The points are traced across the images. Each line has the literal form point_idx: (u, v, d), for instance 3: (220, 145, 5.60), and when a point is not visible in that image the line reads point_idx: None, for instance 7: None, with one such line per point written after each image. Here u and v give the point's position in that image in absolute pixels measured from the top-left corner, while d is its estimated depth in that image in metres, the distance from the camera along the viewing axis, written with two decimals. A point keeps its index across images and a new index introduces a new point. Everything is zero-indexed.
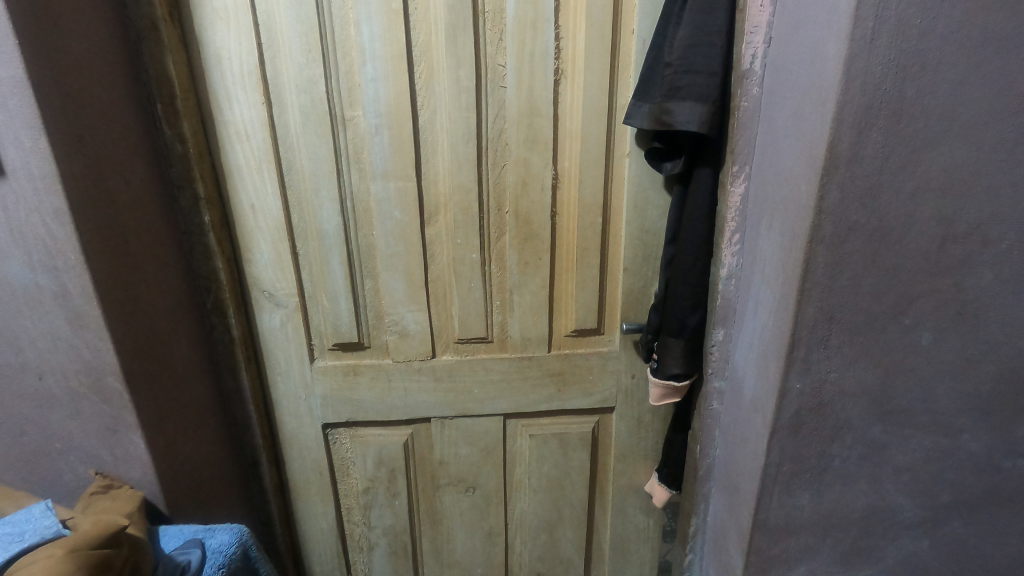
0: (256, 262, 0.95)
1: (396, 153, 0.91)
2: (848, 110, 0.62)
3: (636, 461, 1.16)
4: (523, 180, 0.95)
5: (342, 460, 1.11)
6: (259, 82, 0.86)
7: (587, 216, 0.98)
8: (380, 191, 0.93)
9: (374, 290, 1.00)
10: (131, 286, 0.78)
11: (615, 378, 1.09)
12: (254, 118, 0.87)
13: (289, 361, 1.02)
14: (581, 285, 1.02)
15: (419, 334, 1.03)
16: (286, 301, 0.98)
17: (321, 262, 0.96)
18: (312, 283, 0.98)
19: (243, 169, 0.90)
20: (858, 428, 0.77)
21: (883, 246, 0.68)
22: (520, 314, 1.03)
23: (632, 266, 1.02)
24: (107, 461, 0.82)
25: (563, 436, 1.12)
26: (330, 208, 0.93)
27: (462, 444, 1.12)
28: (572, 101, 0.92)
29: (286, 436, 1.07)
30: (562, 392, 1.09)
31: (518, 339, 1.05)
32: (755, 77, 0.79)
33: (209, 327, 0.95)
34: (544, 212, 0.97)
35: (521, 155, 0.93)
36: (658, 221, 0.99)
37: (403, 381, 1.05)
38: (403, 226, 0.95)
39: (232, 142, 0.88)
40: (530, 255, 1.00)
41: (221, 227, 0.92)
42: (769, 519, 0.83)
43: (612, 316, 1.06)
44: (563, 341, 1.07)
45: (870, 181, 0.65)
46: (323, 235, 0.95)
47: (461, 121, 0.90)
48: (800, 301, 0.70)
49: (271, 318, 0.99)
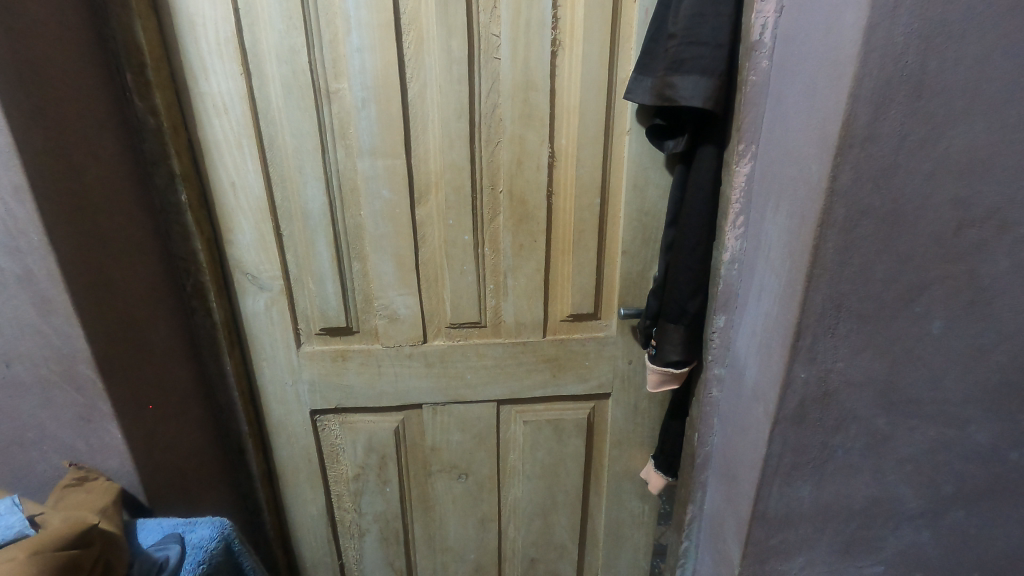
0: (237, 244, 0.90)
1: (384, 128, 0.86)
2: (865, 85, 0.58)
3: (632, 447, 1.14)
4: (517, 158, 0.91)
5: (332, 447, 1.08)
6: (237, 52, 0.81)
7: (585, 196, 0.94)
8: (368, 169, 0.89)
9: (362, 273, 0.96)
10: (101, 267, 0.74)
11: (611, 364, 1.07)
12: (232, 90, 0.82)
13: (275, 346, 0.98)
14: (578, 269, 0.99)
15: (409, 318, 1.00)
16: (269, 284, 0.94)
17: (306, 243, 0.92)
18: (297, 265, 0.94)
19: (221, 144, 0.85)
20: (862, 418, 0.75)
21: (896, 230, 0.64)
22: (514, 298, 1.00)
23: (630, 249, 0.98)
24: (82, 452, 0.78)
25: (557, 422, 1.10)
26: (314, 186, 0.89)
27: (454, 430, 1.09)
28: (570, 74, 0.87)
29: (273, 423, 1.04)
30: (556, 378, 1.07)
31: (513, 324, 1.02)
32: (764, 49, 0.74)
33: (189, 312, 0.91)
34: (540, 192, 0.93)
35: (516, 132, 0.89)
36: (658, 202, 0.95)
37: (393, 367, 1.02)
38: (392, 206, 0.91)
39: (209, 116, 0.83)
40: (524, 237, 0.96)
41: (199, 206, 0.87)
42: (768, 510, 0.81)
43: (609, 301, 1.03)
44: (558, 327, 1.04)
45: (886, 160, 0.61)
46: (308, 215, 0.90)
47: (452, 95, 0.86)
48: (807, 287, 0.67)
49: (254, 302, 0.94)
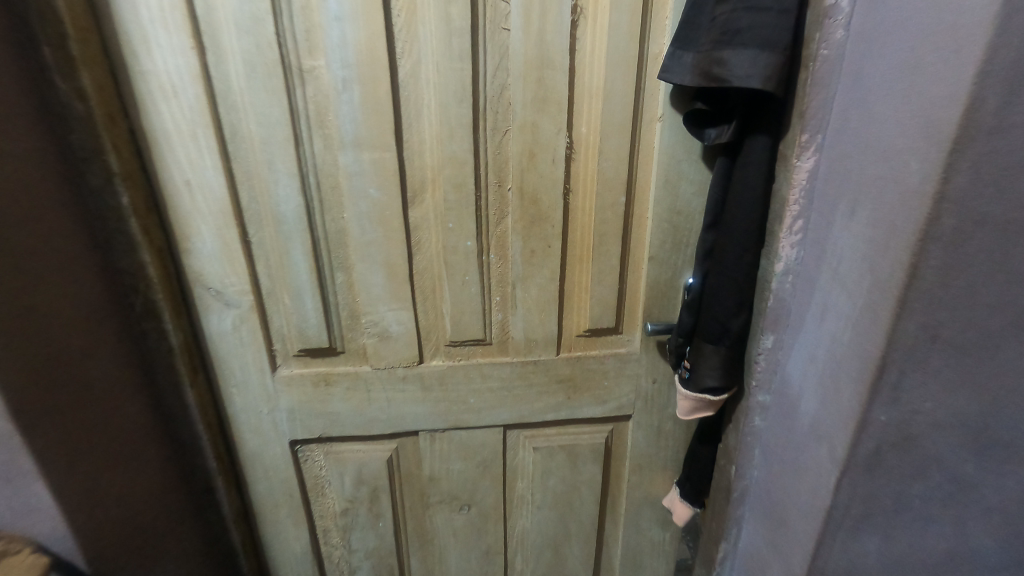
0: (197, 254, 0.76)
1: (370, 114, 0.72)
2: (999, 60, 0.44)
3: (653, 472, 1.02)
4: (529, 150, 0.76)
5: (316, 479, 0.95)
6: (186, 20, 0.65)
7: (608, 194, 0.80)
8: (351, 164, 0.74)
9: (347, 285, 0.82)
10: (11, 295, 0.59)
11: (633, 384, 0.94)
12: (182, 67, 0.67)
13: (246, 371, 0.84)
14: (598, 278, 0.85)
15: (403, 337, 0.86)
16: (238, 300, 0.79)
17: (280, 252, 0.78)
18: (270, 278, 0.80)
19: (172, 135, 0.70)
20: (949, 464, 0.62)
21: (1015, 244, 0.51)
22: (524, 312, 0.87)
23: (658, 255, 0.85)
24: (5, 517, 0.64)
25: (571, 448, 0.98)
26: (288, 185, 0.74)
27: (456, 458, 0.97)
28: (593, 49, 0.73)
29: (247, 456, 0.90)
30: (571, 399, 0.94)
31: (522, 341, 0.89)
32: (841, 15, 0.59)
33: (140, 335, 0.76)
34: (555, 189, 0.79)
35: (528, 119, 0.75)
36: (692, 201, 0.82)
37: (384, 392, 0.89)
38: (381, 207, 0.77)
39: (154, 101, 0.68)
40: (537, 242, 0.82)
41: (147, 211, 0.72)
42: (826, 564, 0.70)
43: (633, 313, 0.90)
44: (574, 343, 0.91)
45: (1013, 156, 0.48)
46: (280, 219, 0.76)
47: (451, 75, 0.71)
48: (899, 315, 0.54)
49: (220, 321, 0.80)
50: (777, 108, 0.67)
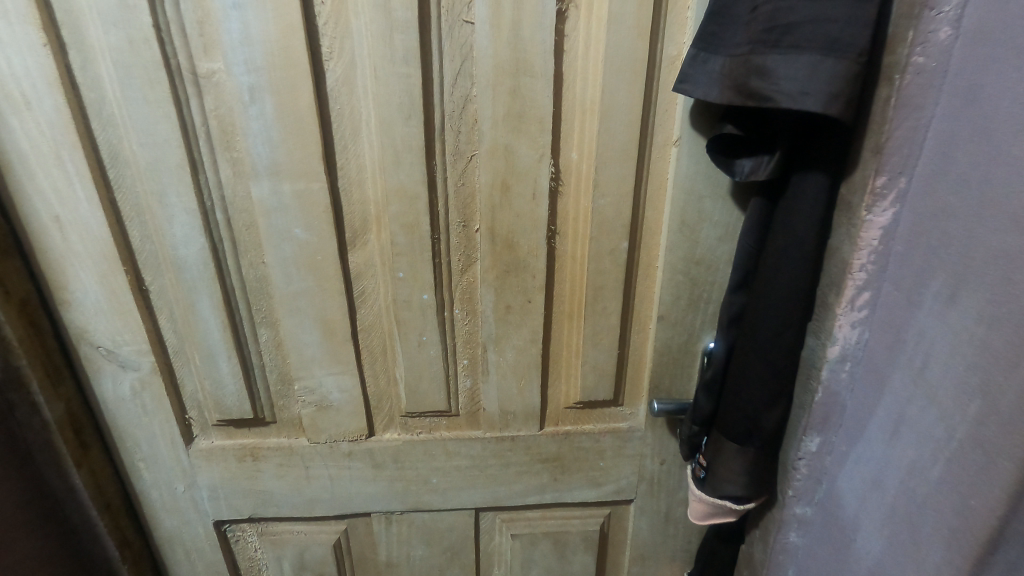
0: (77, 306, 0.60)
1: (288, 133, 0.54)
2: None
3: (660, 565, 0.84)
4: (501, 182, 0.58)
5: (250, 562, 0.79)
6: (32, 8, 0.48)
7: (606, 238, 0.61)
8: (268, 197, 0.57)
9: (275, 343, 0.65)
10: None
11: (636, 464, 0.76)
12: (32, 71, 0.50)
13: (153, 443, 0.68)
14: (592, 341, 0.67)
15: (346, 406, 0.69)
16: (135, 362, 0.63)
17: (185, 304, 0.61)
18: (176, 334, 0.64)
19: (31, 159, 0.54)
20: None
21: None
22: (498, 379, 0.69)
23: (671, 314, 0.66)
24: None
25: (559, 535, 0.80)
26: (187, 222, 0.57)
27: (417, 543, 0.80)
28: (587, 49, 0.54)
29: (163, 538, 0.75)
30: (558, 481, 0.76)
31: (496, 413, 0.71)
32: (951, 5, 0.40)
33: (7, 406, 0.61)
34: (537, 231, 0.61)
35: (499, 141, 0.56)
36: (717, 247, 0.62)
37: (326, 469, 0.73)
38: (310, 250, 0.60)
39: (4, 115, 0.52)
40: (513, 296, 0.64)
41: (6, 254, 0.56)
42: None
43: (636, 382, 0.72)
44: (563, 415, 0.73)
45: None
46: (181, 264, 0.59)
47: (393, 83, 0.53)
48: None
49: (115, 385, 0.64)
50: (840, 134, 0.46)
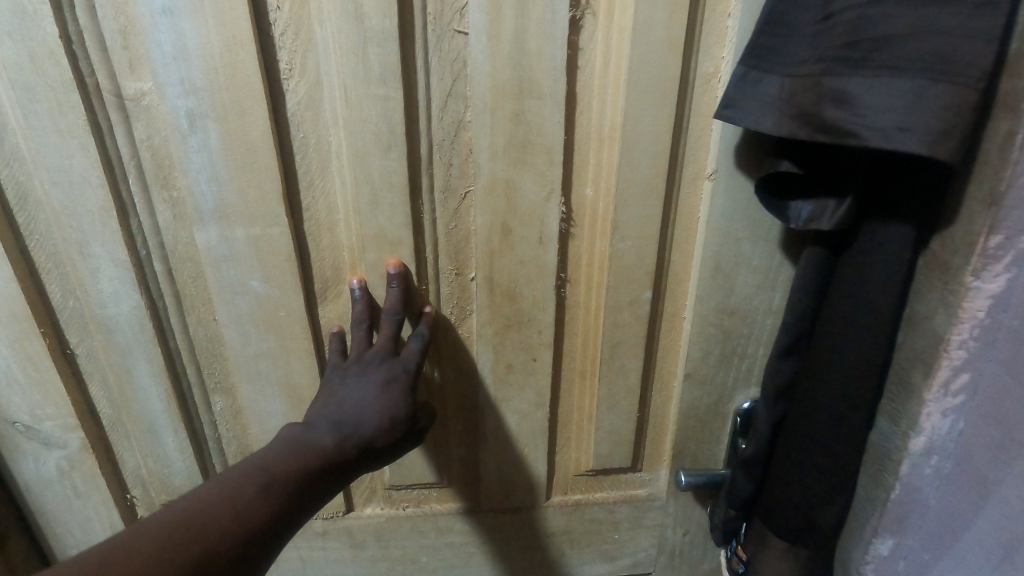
0: None
1: (240, 170, 0.44)
2: None
3: None
4: (501, 224, 0.48)
5: None
6: None
7: (626, 288, 0.52)
8: (217, 245, 0.47)
9: (232, 412, 0.55)
10: None
11: (655, 537, 0.66)
12: None
13: (87, 530, 0.57)
14: (608, 404, 0.57)
15: None
16: (60, 439, 0.53)
17: (119, 371, 0.51)
18: (111, 404, 0.53)
19: None
20: None
21: None
22: (497, 447, 0.59)
23: (700, 372, 0.56)
24: None
25: None
26: (117, 275, 0.47)
27: None
28: (606, 66, 0.44)
29: None
30: (567, 557, 0.66)
31: (495, 484, 0.61)
32: None
33: None
34: (543, 280, 0.51)
35: (499, 176, 0.47)
36: (755, 297, 0.53)
37: (296, 551, 0.62)
38: (269, 307, 0.49)
39: None
40: (515, 354, 0.54)
41: None
42: None
43: (657, 446, 0.62)
44: (572, 483, 0.63)
45: None
46: (112, 326, 0.49)
47: (368, 107, 0.43)
48: None
49: (37, 466, 0.54)
50: (925, 180, 0.38)
